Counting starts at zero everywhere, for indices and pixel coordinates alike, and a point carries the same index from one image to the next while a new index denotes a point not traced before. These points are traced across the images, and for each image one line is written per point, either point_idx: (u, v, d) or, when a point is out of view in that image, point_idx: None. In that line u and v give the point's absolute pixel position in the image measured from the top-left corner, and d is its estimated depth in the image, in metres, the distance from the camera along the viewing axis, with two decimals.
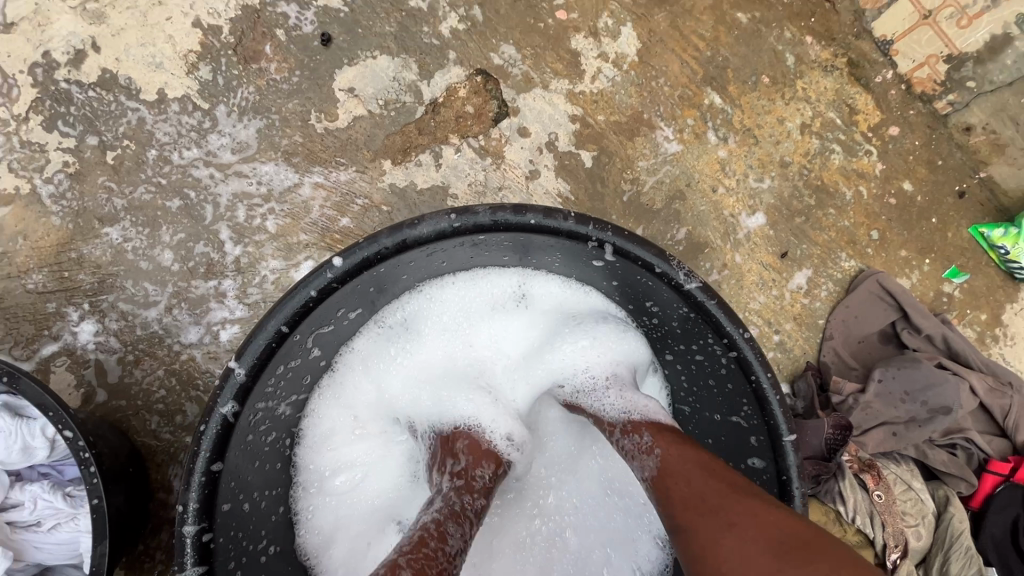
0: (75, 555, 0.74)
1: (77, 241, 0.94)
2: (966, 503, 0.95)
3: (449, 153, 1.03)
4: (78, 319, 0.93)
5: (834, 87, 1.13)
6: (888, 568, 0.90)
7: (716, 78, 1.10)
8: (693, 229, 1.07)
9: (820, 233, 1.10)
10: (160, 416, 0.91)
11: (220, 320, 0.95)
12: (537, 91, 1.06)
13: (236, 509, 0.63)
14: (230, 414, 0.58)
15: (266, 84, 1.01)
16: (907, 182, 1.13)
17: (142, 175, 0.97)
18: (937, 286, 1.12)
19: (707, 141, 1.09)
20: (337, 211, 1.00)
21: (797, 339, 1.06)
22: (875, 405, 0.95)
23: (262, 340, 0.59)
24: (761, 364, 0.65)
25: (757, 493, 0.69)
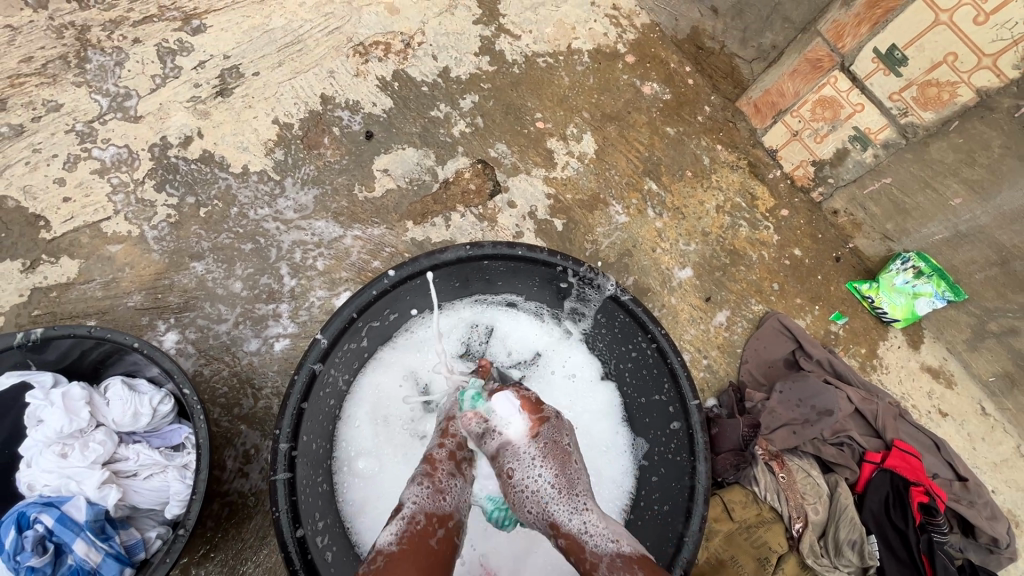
0: (165, 499, 0.95)
1: (170, 272, 1.24)
2: (853, 489, 1.21)
3: (456, 217, 1.39)
4: (166, 330, 1.19)
5: (738, 180, 1.54)
6: (794, 536, 1.15)
7: (652, 171, 1.51)
8: (638, 278, 1.42)
9: (734, 284, 1.45)
10: (223, 407, 1.15)
11: (276, 334, 1.22)
12: (522, 175, 1.44)
13: (308, 444, 0.88)
14: (313, 368, 0.87)
15: (324, 164, 1.37)
16: (797, 248, 1.51)
17: (226, 225, 1.29)
18: (826, 326, 1.46)
19: (647, 215, 1.47)
20: (370, 256, 1.32)
21: (720, 363, 1.38)
22: (777, 408, 1.26)
23: (340, 321, 0.89)
24: (672, 350, 0.96)
25: (676, 448, 0.96)
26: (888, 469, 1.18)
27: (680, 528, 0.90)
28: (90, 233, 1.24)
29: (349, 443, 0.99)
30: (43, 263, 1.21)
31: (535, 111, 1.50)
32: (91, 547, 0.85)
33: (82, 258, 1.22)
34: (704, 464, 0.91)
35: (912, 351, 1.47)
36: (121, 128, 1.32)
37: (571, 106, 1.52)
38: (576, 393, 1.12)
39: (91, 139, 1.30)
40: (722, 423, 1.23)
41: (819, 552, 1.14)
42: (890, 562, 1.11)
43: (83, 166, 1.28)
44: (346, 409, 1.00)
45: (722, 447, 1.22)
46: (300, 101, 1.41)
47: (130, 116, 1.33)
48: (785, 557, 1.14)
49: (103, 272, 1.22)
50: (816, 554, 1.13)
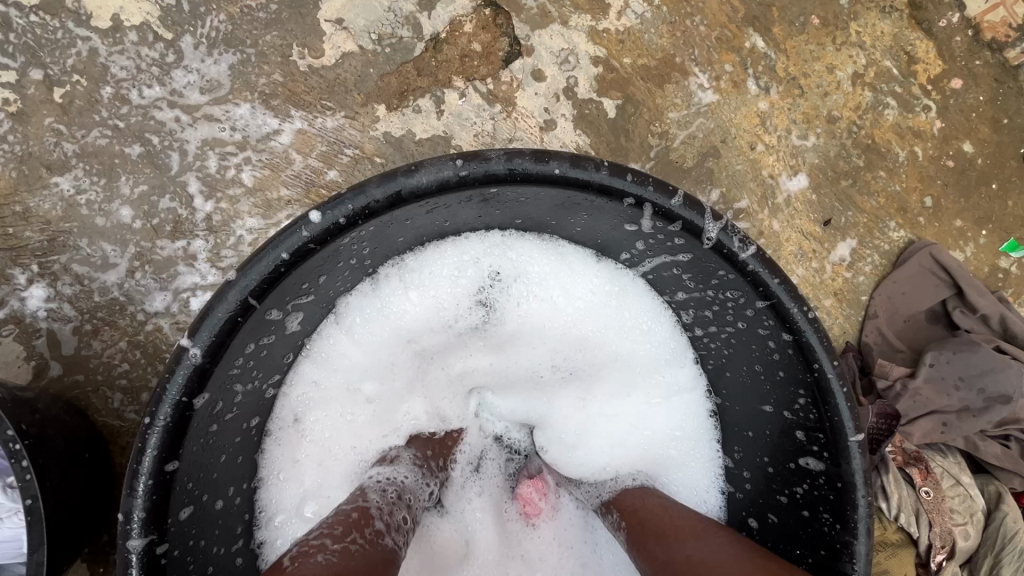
0: (23, 552, 0.65)
1: (21, 193, 0.82)
2: (1017, 500, 0.86)
3: (452, 98, 0.90)
4: (27, 282, 0.81)
5: (891, 32, 0.99)
6: (931, 570, 0.81)
7: (759, 17, 0.96)
8: (728, 192, 0.94)
9: (867, 199, 0.98)
10: (123, 393, 0.80)
11: (191, 285, 0.83)
12: (554, 27, 0.92)
13: (198, 507, 0.56)
14: (185, 399, 0.49)
15: (239, 11, 0.86)
16: (966, 142, 1.00)
17: (96, 116, 0.83)
18: (993, 260, 1.01)
19: (747, 91, 0.95)
20: (324, 164, 0.88)
21: (837, 318, 0.95)
22: (924, 392, 0.85)
23: (223, 312, 0.48)
24: (826, 351, 0.54)
25: (811, 500, 0.60)
26: None
27: None
28: None
29: (280, 460, 0.67)
30: None
31: None
32: None
33: None
34: (865, 541, 0.54)
35: None
36: None
37: None
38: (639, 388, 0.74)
39: None
40: None
41: None
42: None
43: None
44: (272, 415, 0.67)
45: None
46: None
47: None
48: None
49: None
50: None
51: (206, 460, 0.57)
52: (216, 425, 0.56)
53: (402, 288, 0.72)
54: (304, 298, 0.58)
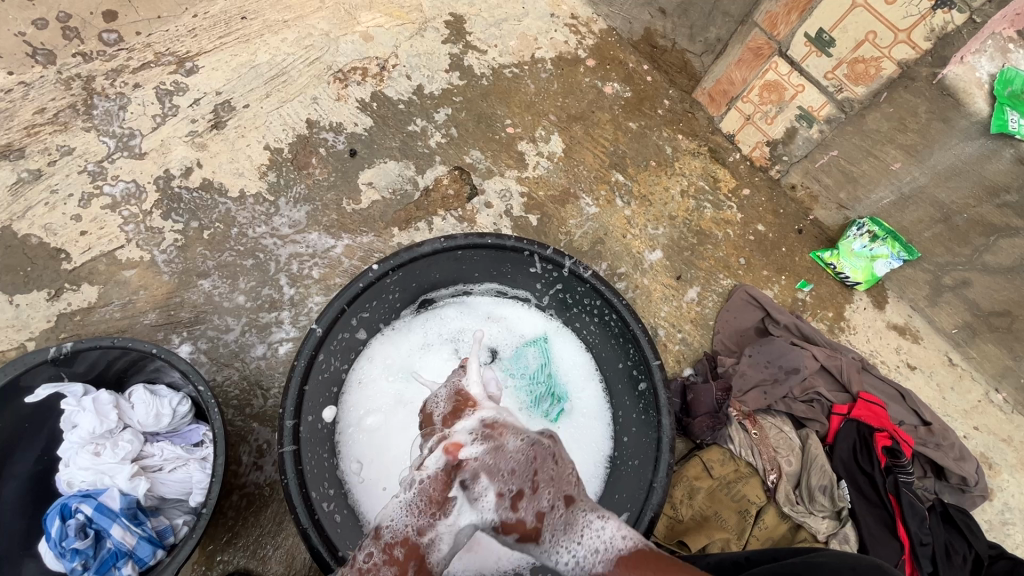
0: (189, 489, 1.06)
1: (180, 290, 1.36)
2: (824, 441, 1.30)
3: (438, 221, 1.50)
4: (180, 343, 1.31)
5: (700, 165, 1.65)
6: (771, 488, 1.23)
7: (618, 163, 1.62)
8: (612, 263, 1.52)
9: (703, 262, 1.55)
10: (235, 408, 1.26)
11: (280, 338, 1.34)
12: (496, 177, 1.56)
13: (314, 422, 0.99)
14: (311, 354, 0.97)
15: (313, 183, 1.50)
16: (760, 224, 1.61)
17: (228, 245, 1.41)
18: (793, 294, 1.55)
19: (616, 204, 1.58)
20: (361, 263, 1.44)
21: (695, 336, 1.47)
22: (748, 371, 1.35)
23: (332, 312, 1.00)
24: (633, 319, 1.06)
25: (643, 408, 1.07)
26: (855, 418, 1.27)
27: (650, 476, 1.00)
28: (106, 261, 1.36)
29: (350, 417, 1.09)
30: (65, 290, 1.33)
31: (505, 118, 1.62)
32: (127, 531, 0.95)
33: (101, 283, 1.34)
34: (668, 417, 1.01)
35: (878, 311, 1.55)
36: (128, 165, 1.46)
37: (539, 110, 1.64)
38: (567, 374, 1.21)
39: (103, 177, 1.44)
40: (697, 389, 1.33)
41: (795, 500, 1.22)
42: (861, 504, 1.19)
43: (96, 202, 1.41)
44: (346, 391, 1.10)
45: (698, 411, 1.31)
46: (288, 127, 1.54)
47: (136, 153, 1.47)
48: (764, 508, 1.22)
49: (120, 295, 1.34)
50: (792, 501, 1.22)
51: (318, 397, 1.01)
52: (323, 378, 1.02)
53: (422, 321, 1.21)
54: (365, 314, 1.09)
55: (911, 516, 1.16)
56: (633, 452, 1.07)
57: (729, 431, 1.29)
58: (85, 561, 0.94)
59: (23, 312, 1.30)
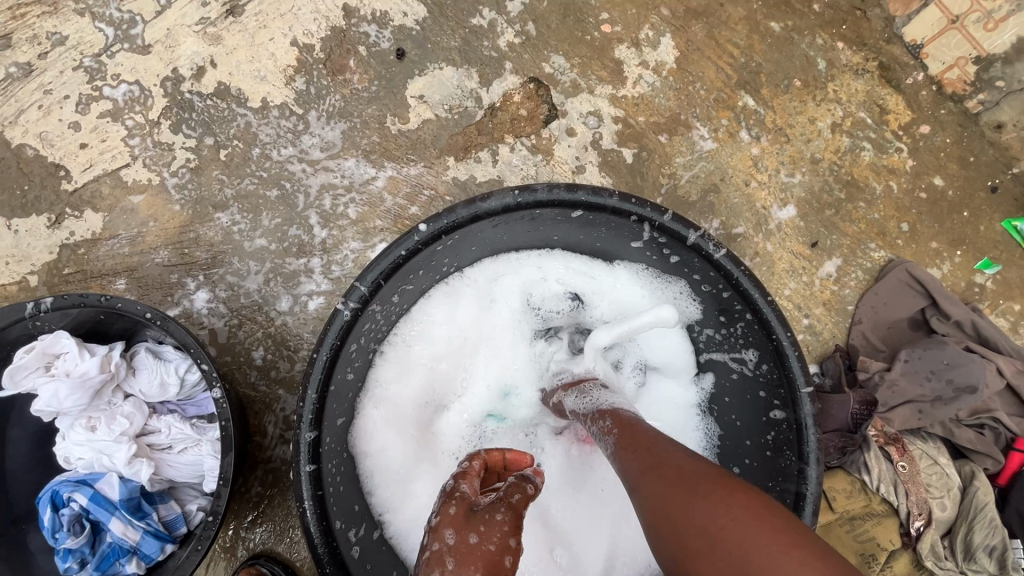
0: (200, 473, 0.90)
1: (196, 224, 1.13)
2: (993, 480, 0.99)
3: (504, 151, 1.17)
4: (195, 288, 1.11)
5: (865, 89, 1.20)
6: (912, 536, 0.96)
7: (749, 82, 1.20)
8: (726, 221, 1.16)
9: (850, 225, 1.17)
10: (257, 371, 1.08)
11: (309, 291, 1.11)
12: (584, 95, 1.19)
13: (340, 426, 0.77)
14: (336, 345, 0.73)
15: (350, 93, 1.18)
16: (938, 177, 1.18)
17: (248, 169, 1.15)
18: (969, 276, 1.16)
19: (741, 140, 1.18)
20: (407, 202, 1.16)
21: (827, 323, 1.13)
22: (901, 383, 1.01)
23: (363, 287, 0.74)
24: (781, 325, 0.73)
25: (773, 443, 0.78)
26: None
27: None
28: (111, 183, 1.14)
29: (387, 405, 0.87)
30: (67, 217, 1.13)
31: (600, 11, 1.21)
32: (128, 526, 0.81)
33: (106, 210, 1.13)
34: (815, 468, 0.72)
35: None
36: (130, 62, 1.18)
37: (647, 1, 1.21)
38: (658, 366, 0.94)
39: (101, 75, 1.17)
40: (827, 397, 1.02)
41: (943, 555, 0.94)
42: None
43: (95, 108, 1.17)
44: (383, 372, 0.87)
45: (824, 427, 1.01)
46: (319, 15, 1.20)
47: (138, 46, 1.18)
48: (898, 557, 0.96)
49: (127, 227, 1.13)
50: (939, 556, 0.94)
51: (346, 393, 0.78)
52: (351, 369, 0.78)
53: (482, 284, 0.93)
54: (408, 287, 0.82)
55: None
56: None
57: (864, 457, 0.99)
58: (83, 558, 0.81)
59: (22, 240, 1.12)
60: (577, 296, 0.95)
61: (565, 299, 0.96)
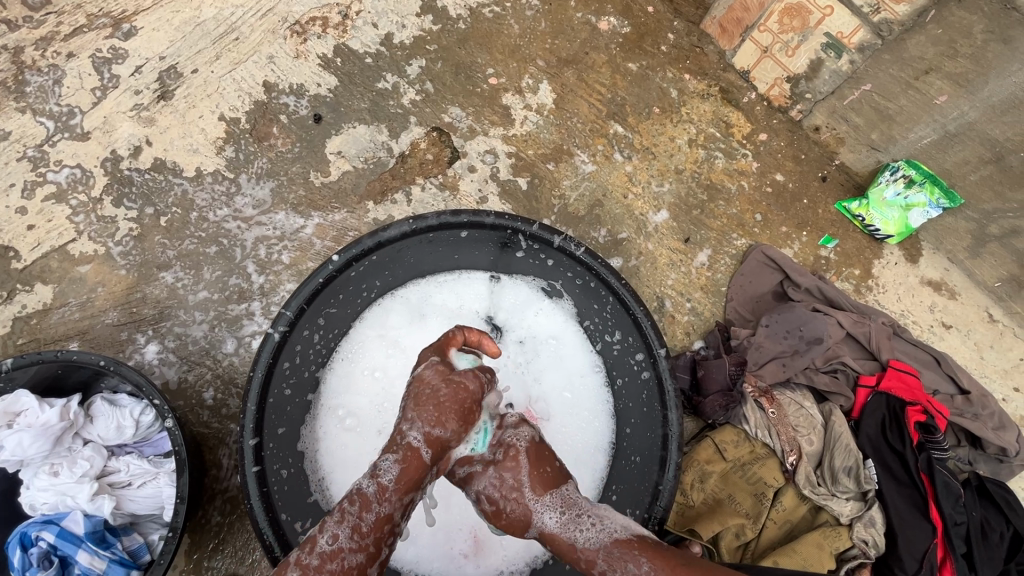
0: (159, 504, 0.99)
1: (142, 284, 1.25)
2: (849, 416, 1.19)
3: (416, 191, 1.35)
4: (145, 342, 1.22)
5: (711, 109, 1.45)
6: (789, 470, 1.13)
7: (617, 113, 1.44)
8: (612, 228, 1.37)
9: (714, 221, 1.39)
10: (209, 410, 1.19)
11: (252, 332, 1.24)
12: (480, 137, 1.39)
13: (274, 436, 0.88)
14: (268, 364, 0.86)
15: (275, 155, 1.35)
16: (778, 173, 1.43)
17: (188, 231, 1.29)
18: (815, 251, 1.40)
19: (616, 160, 1.41)
20: (335, 244, 1.31)
21: (706, 304, 1.34)
22: (765, 343, 1.22)
23: (290, 312, 0.88)
24: (636, 300, 0.93)
25: (647, 399, 0.95)
26: (884, 391, 1.15)
27: (657, 477, 0.90)
28: (58, 257, 1.26)
29: (332, 413, 1.00)
30: (18, 292, 1.23)
31: (486, 67, 1.43)
32: (94, 556, 0.89)
33: (56, 282, 1.24)
34: (675, 411, 0.90)
35: (910, 265, 1.40)
36: (71, 148, 1.31)
37: (525, 55, 1.45)
38: (558, 359, 1.08)
39: (44, 163, 1.30)
40: (708, 364, 1.22)
41: (816, 482, 1.12)
42: (889, 484, 1.09)
43: (39, 192, 1.29)
44: (324, 387, 1.00)
45: (710, 389, 1.20)
46: (243, 92, 1.37)
47: (78, 134, 1.32)
48: (781, 490, 1.13)
49: (77, 294, 1.24)
50: (812, 483, 1.12)
51: (282, 407, 0.90)
52: (282, 387, 0.90)
53: (406, 302, 1.07)
54: (332, 310, 0.96)
55: (944, 496, 1.06)
56: (635, 447, 0.98)
57: (744, 409, 1.18)
58: None
59: None
60: (488, 305, 1.09)
61: (478, 308, 1.09)
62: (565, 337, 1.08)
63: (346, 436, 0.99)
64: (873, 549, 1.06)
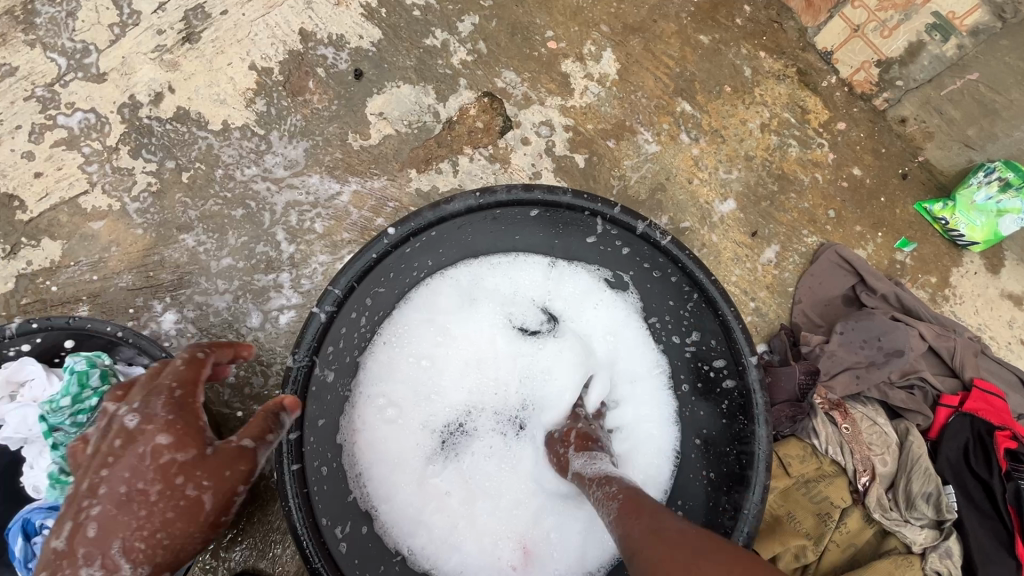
0: None
1: (160, 246, 1.14)
2: (925, 436, 1.09)
3: (463, 162, 1.23)
4: (162, 310, 1.11)
5: (788, 92, 1.32)
6: (860, 491, 1.04)
7: (685, 89, 1.31)
8: (674, 216, 1.25)
9: (783, 215, 1.28)
10: (230, 389, 1.09)
11: (279, 306, 1.13)
12: (535, 106, 1.26)
13: (317, 429, 0.79)
14: (313, 347, 0.77)
15: (310, 112, 1.22)
16: (856, 168, 1.31)
17: (212, 190, 1.17)
18: (890, 255, 1.29)
19: (682, 142, 1.29)
20: (373, 214, 1.20)
21: (772, 305, 1.24)
22: (839, 352, 1.12)
23: (338, 290, 0.77)
24: (726, 301, 0.81)
25: (728, 412, 0.85)
26: (968, 412, 1.06)
27: (739, 499, 0.80)
28: (68, 211, 1.14)
29: (369, 400, 0.89)
30: (23, 246, 1.12)
31: (545, 29, 1.30)
32: None
33: (65, 238, 1.13)
34: (763, 427, 0.79)
35: (991, 276, 1.29)
36: (85, 90, 1.18)
37: (588, 19, 1.31)
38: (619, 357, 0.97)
39: (55, 104, 1.17)
40: (776, 370, 1.11)
41: (888, 506, 1.03)
42: (970, 513, 1.00)
43: (48, 136, 1.16)
44: (362, 373, 0.89)
45: (776, 399, 1.10)
46: (276, 40, 1.23)
47: (92, 75, 1.19)
48: (849, 512, 1.04)
49: (88, 252, 1.12)
50: (885, 507, 1.03)
51: (325, 394, 0.81)
52: (327, 374, 0.80)
53: (456, 283, 0.96)
54: (381, 290, 0.86)
55: None
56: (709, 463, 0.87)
57: (812, 422, 1.09)
58: None
59: None
60: (545, 292, 0.99)
61: (533, 295, 0.99)
62: (628, 333, 0.98)
63: (385, 426, 0.89)
64: None
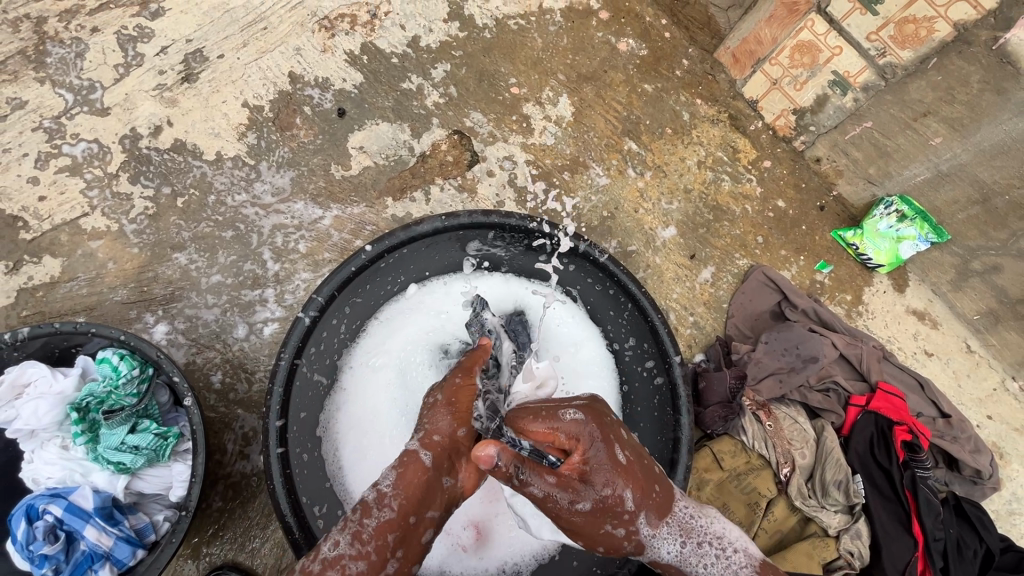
0: (168, 484, 0.98)
1: (154, 264, 1.24)
2: (839, 432, 1.25)
3: (435, 191, 1.38)
4: (154, 322, 1.21)
5: (720, 134, 1.52)
6: (782, 481, 1.18)
7: (631, 130, 1.49)
8: (622, 241, 1.42)
9: (718, 240, 1.46)
10: (216, 394, 1.18)
11: (264, 318, 1.24)
12: (499, 143, 1.43)
13: (299, 419, 0.90)
14: (297, 347, 0.89)
15: (297, 145, 1.36)
16: (780, 200, 1.50)
17: (204, 214, 1.28)
18: (811, 276, 1.47)
19: (629, 176, 1.46)
20: (352, 236, 1.33)
21: (709, 319, 1.40)
22: (763, 359, 1.28)
23: (320, 298, 0.90)
24: (654, 309, 0.96)
25: (659, 405, 0.99)
26: (873, 410, 1.22)
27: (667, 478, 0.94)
28: (69, 231, 1.24)
29: (347, 394, 0.97)
30: (25, 263, 1.21)
31: (509, 77, 1.47)
32: (103, 532, 0.88)
33: (65, 256, 1.23)
34: (686, 416, 0.95)
35: (897, 294, 1.48)
36: (89, 122, 1.30)
37: (547, 68, 1.50)
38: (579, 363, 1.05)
39: (60, 135, 1.28)
40: (709, 376, 1.26)
41: (807, 494, 1.17)
42: (874, 498, 1.15)
43: (53, 164, 1.27)
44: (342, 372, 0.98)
45: (710, 400, 1.24)
46: (268, 82, 1.38)
47: (97, 109, 1.31)
48: (774, 501, 1.18)
49: (86, 269, 1.22)
50: (804, 495, 1.17)
51: (307, 390, 0.92)
52: (309, 371, 0.92)
53: (432, 291, 1.05)
54: (360, 300, 0.98)
55: (926, 512, 1.12)
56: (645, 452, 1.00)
57: (741, 421, 1.23)
58: (57, 565, 0.87)
59: None
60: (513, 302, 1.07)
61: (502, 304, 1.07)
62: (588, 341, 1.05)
63: (360, 418, 0.97)
64: (857, 560, 1.11)
